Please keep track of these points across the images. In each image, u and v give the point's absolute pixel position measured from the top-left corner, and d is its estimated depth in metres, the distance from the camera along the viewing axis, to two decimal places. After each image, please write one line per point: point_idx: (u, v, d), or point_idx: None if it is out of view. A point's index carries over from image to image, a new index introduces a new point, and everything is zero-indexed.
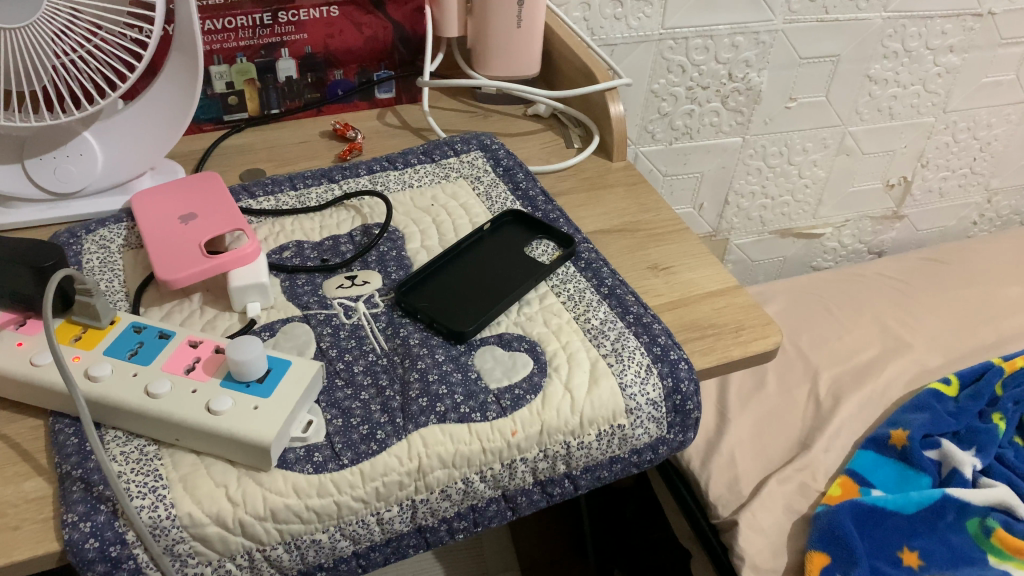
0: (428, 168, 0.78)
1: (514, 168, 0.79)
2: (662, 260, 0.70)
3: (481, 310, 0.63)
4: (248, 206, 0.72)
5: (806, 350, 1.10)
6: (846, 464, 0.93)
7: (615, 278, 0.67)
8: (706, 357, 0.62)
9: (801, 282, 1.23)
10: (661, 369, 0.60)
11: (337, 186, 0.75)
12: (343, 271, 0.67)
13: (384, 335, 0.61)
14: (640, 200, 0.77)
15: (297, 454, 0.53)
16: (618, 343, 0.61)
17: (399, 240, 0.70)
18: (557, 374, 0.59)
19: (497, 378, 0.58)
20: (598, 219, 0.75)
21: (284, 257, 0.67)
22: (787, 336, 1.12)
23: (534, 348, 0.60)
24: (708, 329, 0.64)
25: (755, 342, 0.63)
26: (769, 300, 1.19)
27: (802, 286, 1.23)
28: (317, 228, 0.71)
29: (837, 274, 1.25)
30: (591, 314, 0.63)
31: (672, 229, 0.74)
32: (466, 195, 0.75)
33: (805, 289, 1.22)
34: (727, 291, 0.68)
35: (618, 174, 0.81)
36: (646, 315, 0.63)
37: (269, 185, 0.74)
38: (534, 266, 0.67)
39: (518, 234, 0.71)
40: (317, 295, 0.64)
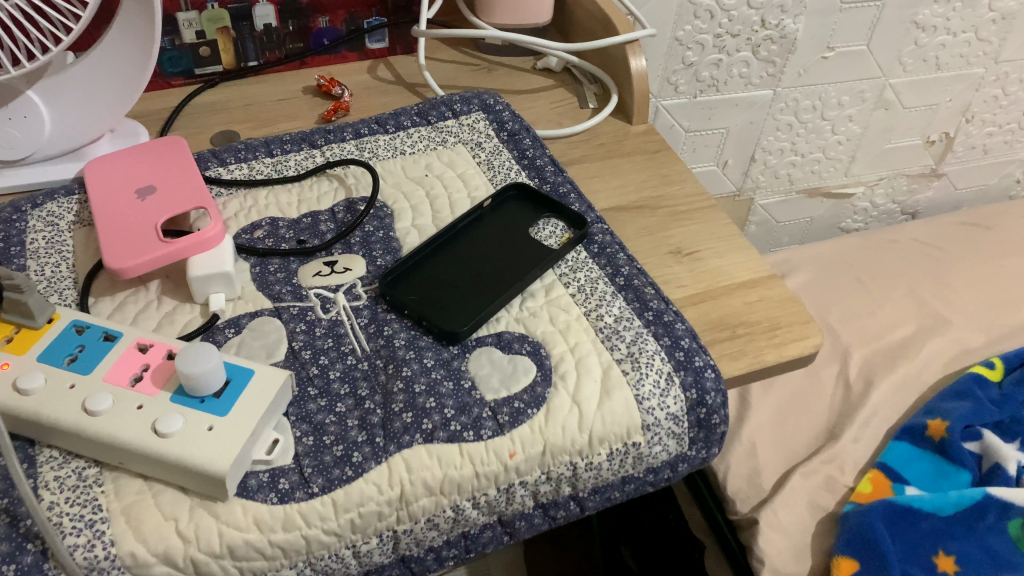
0: (423, 131, 0.69)
1: (520, 132, 0.70)
2: (685, 243, 0.62)
3: (478, 306, 0.55)
4: (217, 175, 0.64)
5: (835, 326, 1.01)
6: (878, 456, 0.85)
7: (633, 266, 0.59)
8: (734, 363, 0.54)
9: (828, 248, 1.13)
10: (683, 378, 0.52)
11: (318, 152, 0.67)
12: (322, 254, 0.59)
13: (365, 334, 0.53)
14: (661, 172, 0.68)
15: (260, 480, 0.46)
16: (635, 346, 0.53)
17: (387, 218, 0.62)
18: (564, 384, 0.51)
19: (493, 388, 0.50)
20: (614, 194, 0.66)
21: (255, 238, 0.59)
22: (815, 311, 1.04)
23: (537, 351, 0.53)
24: (737, 328, 0.56)
25: (791, 345, 0.55)
26: (796, 269, 1.10)
27: (830, 252, 1.13)
28: (295, 202, 0.63)
29: (866, 239, 1.15)
30: (604, 310, 0.55)
31: (697, 207, 0.65)
32: (465, 165, 0.66)
33: (835, 256, 1.12)
34: (759, 282, 0.59)
35: (637, 140, 0.72)
36: (668, 313, 0.55)
37: (243, 151, 0.66)
38: (539, 251, 0.59)
39: (522, 212, 0.62)
40: (292, 284, 0.56)
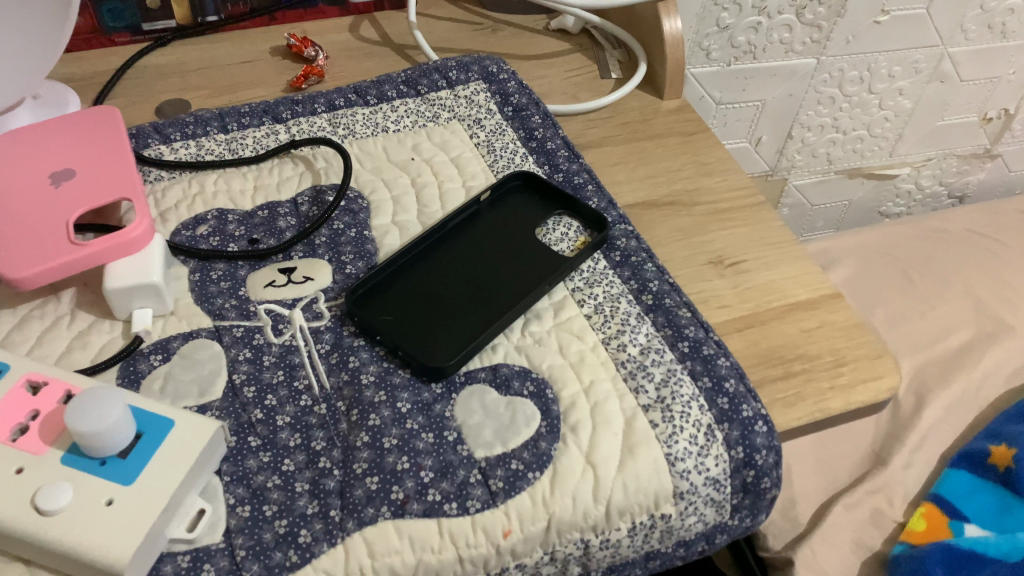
0: (410, 104, 0.57)
1: (528, 108, 0.58)
2: (727, 251, 0.50)
3: (470, 331, 0.43)
4: (158, 156, 0.53)
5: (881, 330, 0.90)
6: (932, 487, 0.74)
7: (664, 280, 0.47)
8: (790, 409, 0.43)
9: (872, 236, 1.02)
10: (728, 433, 0.41)
11: (282, 128, 0.55)
12: (278, 258, 0.47)
13: (326, 365, 0.42)
14: (697, 160, 0.57)
15: (177, 567, 0.35)
16: (666, 389, 0.41)
17: (362, 213, 0.50)
18: (575, 439, 0.40)
19: (485, 442, 0.39)
20: (640, 186, 0.55)
21: (198, 236, 0.48)
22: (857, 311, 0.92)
23: (542, 393, 0.41)
24: (793, 363, 0.45)
25: (862, 386, 0.44)
26: (836, 262, 0.98)
27: (873, 242, 1.01)
28: (250, 190, 0.52)
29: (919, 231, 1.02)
30: (627, 339, 0.44)
31: (741, 204, 0.54)
32: (460, 148, 0.55)
33: (880, 248, 1.00)
34: (819, 303, 0.48)
35: (669, 119, 0.60)
36: (708, 344, 0.44)
37: (191, 125, 0.55)
38: (548, 258, 0.47)
39: (528, 207, 0.51)
40: (238, 297, 0.45)
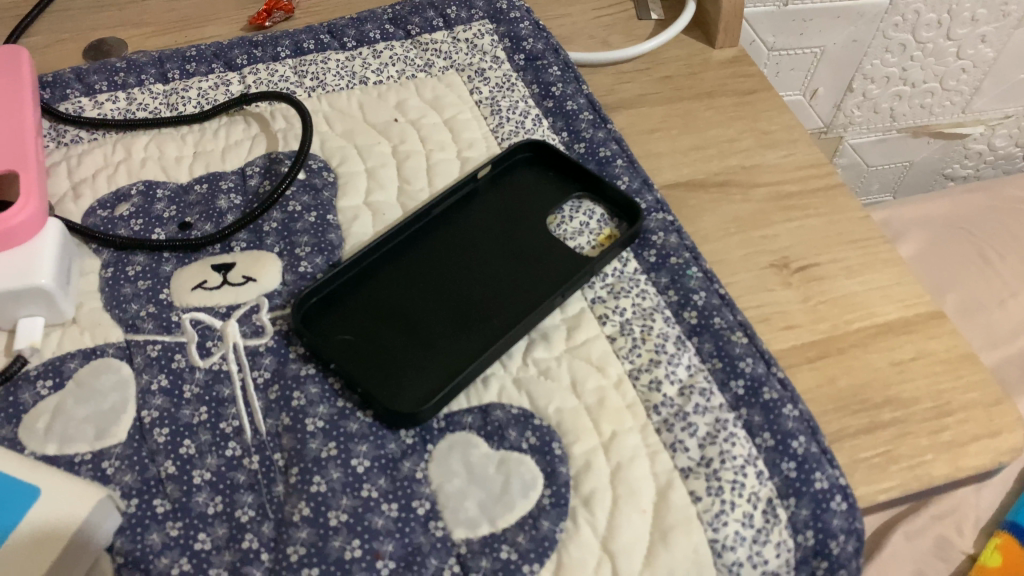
0: (396, 49, 0.46)
1: (544, 57, 0.46)
2: (793, 250, 0.39)
3: (454, 359, 0.33)
4: (77, 111, 0.42)
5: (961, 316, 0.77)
6: (1009, 511, 0.63)
7: (713, 291, 0.36)
8: (878, 477, 0.32)
9: (943, 206, 0.86)
10: (794, 511, 0.30)
11: (234, 76, 0.44)
12: (213, 250, 0.37)
13: (264, 402, 0.32)
14: (755, 127, 0.45)
15: None
16: (713, 448, 0.31)
17: (326, 190, 0.39)
18: (588, 519, 0.29)
19: (466, 518, 0.29)
20: (683, 160, 0.43)
21: (117, 218, 0.38)
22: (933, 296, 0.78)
23: (546, 449, 0.31)
24: (881, 410, 0.34)
25: (974, 446, 0.33)
26: (905, 236, 0.84)
27: (947, 215, 0.85)
28: (188, 156, 0.41)
29: (990, 197, 0.86)
30: (663, 373, 0.33)
31: (813, 187, 0.42)
32: (456, 106, 0.43)
33: (953, 219, 0.85)
34: (914, 324, 0.37)
35: (722, 73, 0.48)
36: (771, 384, 0.33)
37: (121, 71, 0.44)
38: (562, 257, 0.36)
39: (539, 186, 0.39)
40: (157, 302, 0.35)
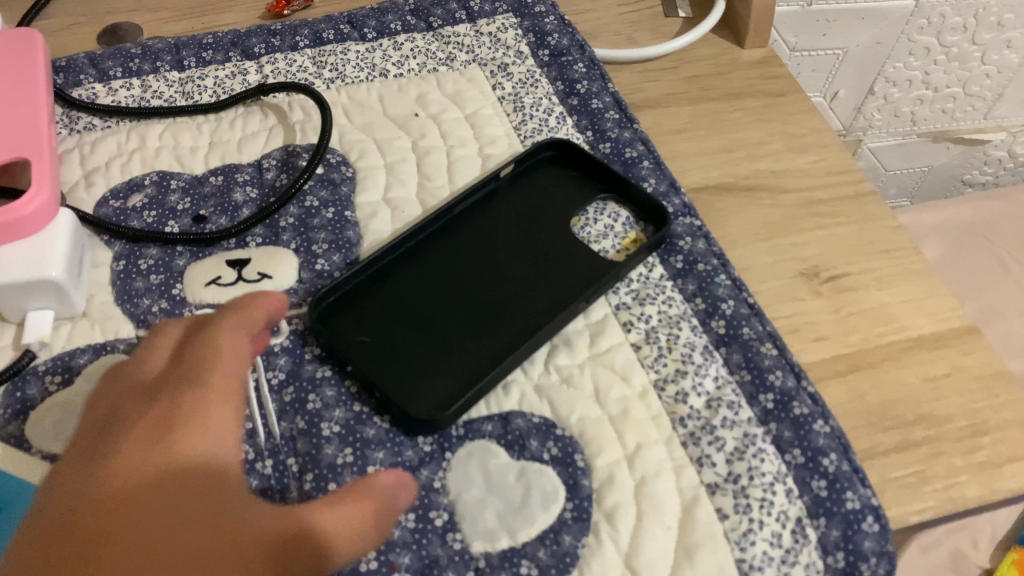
0: (418, 41, 0.45)
1: (569, 53, 0.45)
2: (822, 259, 0.38)
3: (474, 363, 0.32)
4: (90, 98, 0.41)
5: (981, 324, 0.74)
6: None
7: (741, 300, 0.35)
8: (910, 499, 0.31)
9: (987, 201, 0.81)
10: (824, 532, 0.29)
11: (251, 65, 0.43)
12: (228, 244, 0.36)
13: (278, 404, 0.31)
14: (784, 130, 0.44)
15: None
16: (741, 463, 0.30)
17: (344, 185, 0.38)
18: (611, 535, 0.28)
19: (485, 530, 0.28)
20: (710, 163, 0.42)
21: (130, 209, 0.37)
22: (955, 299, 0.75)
23: (568, 460, 0.30)
24: (913, 428, 0.33)
25: (1009, 468, 0.32)
26: (935, 233, 0.80)
27: (989, 213, 0.80)
28: (203, 146, 0.40)
29: None
30: (690, 385, 0.32)
31: (843, 193, 0.41)
32: (478, 102, 0.42)
33: (993, 218, 0.80)
34: (947, 339, 0.35)
35: (750, 73, 0.47)
36: (800, 399, 0.32)
37: (136, 57, 0.43)
38: (587, 261, 0.35)
39: (563, 186, 0.38)
40: (170, 298, 0.34)
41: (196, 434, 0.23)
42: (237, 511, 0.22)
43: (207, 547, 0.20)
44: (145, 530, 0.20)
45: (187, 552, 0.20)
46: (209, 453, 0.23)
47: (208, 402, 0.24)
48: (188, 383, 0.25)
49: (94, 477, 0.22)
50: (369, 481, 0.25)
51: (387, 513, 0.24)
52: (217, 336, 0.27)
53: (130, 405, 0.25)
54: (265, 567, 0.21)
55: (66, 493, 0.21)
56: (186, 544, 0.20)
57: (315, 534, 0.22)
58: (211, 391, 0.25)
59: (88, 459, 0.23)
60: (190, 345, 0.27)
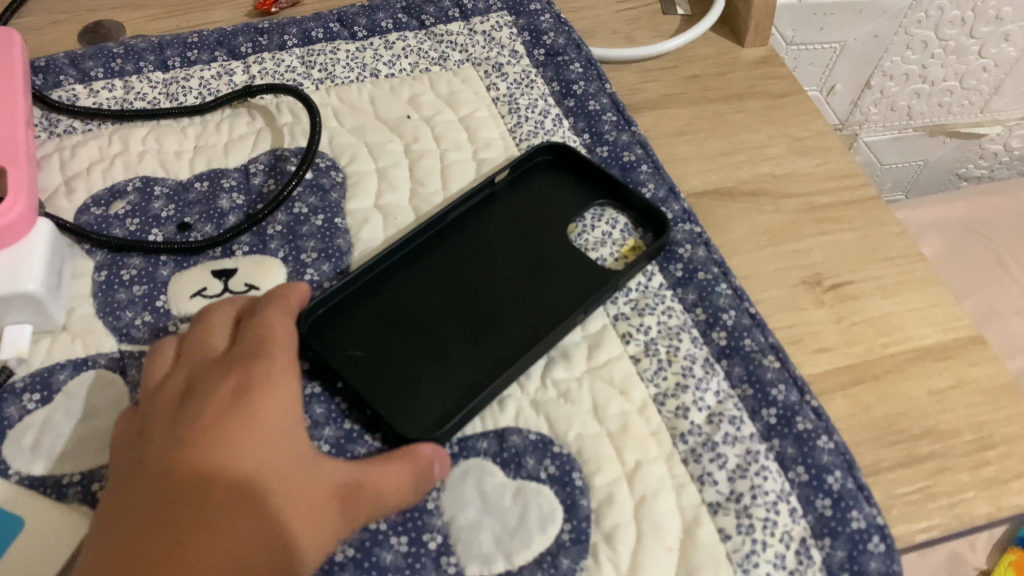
0: (410, 39, 0.43)
1: (565, 52, 0.44)
2: (826, 266, 0.37)
3: (469, 378, 0.31)
4: (71, 100, 0.40)
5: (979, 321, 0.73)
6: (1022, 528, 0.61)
7: (743, 310, 0.34)
8: (916, 517, 0.30)
9: (984, 199, 0.80)
10: (829, 552, 0.28)
11: (238, 66, 0.42)
12: (214, 253, 0.35)
13: None
14: (786, 133, 0.43)
15: None
16: (743, 481, 0.29)
17: (334, 191, 0.37)
18: (610, 557, 0.28)
19: (481, 553, 0.27)
20: (710, 166, 0.41)
21: (112, 217, 0.36)
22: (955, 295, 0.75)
23: (566, 479, 0.29)
24: (920, 442, 0.32)
25: (1017, 484, 0.31)
26: (933, 230, 0.79)
27: (983, 212, 0.80)
28: (188, 150, 0.38)
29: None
30: (690, 400, 0.31)
31: (846, 198, 0.40)
32: (472, 103, 0.41)
33: (988, 216, 0.79)
34: (953, 350, 0.35)
35: (751, 73, 0.46)
36: (804, 414, 0.31)
37: (118, 57, 0.41)
38: (585, 270, 0.34)
39: (560, 191, 0.37)
40: (154, 310, 0.33)
41: (265, 400, 0.26)
42: (302, 469, 0.26)
43: (284, 502, 0.24)
44: (235, 486, 0.24)
45: (267, 507, 0.24)
46: (277, 417, 0.26)
47: (271, 370, 0.28)
48: (252, 355, 0.28)
49: (182, 438, 0.26)
50: (413, 447, 0.27)
51: (425, 479, 0.27)
52: (270, 318, 0.30)
53: (205, 371, 0.28)
54: (329, 517, 0.25)
55: (165, 451, 0.26)
56: (260, 504, 0.24)
57: (369, 487, 0.26)
58: (272, 364, 0.28)
59: (178, 421, 0.27)
60: (246, 321, 0.30)
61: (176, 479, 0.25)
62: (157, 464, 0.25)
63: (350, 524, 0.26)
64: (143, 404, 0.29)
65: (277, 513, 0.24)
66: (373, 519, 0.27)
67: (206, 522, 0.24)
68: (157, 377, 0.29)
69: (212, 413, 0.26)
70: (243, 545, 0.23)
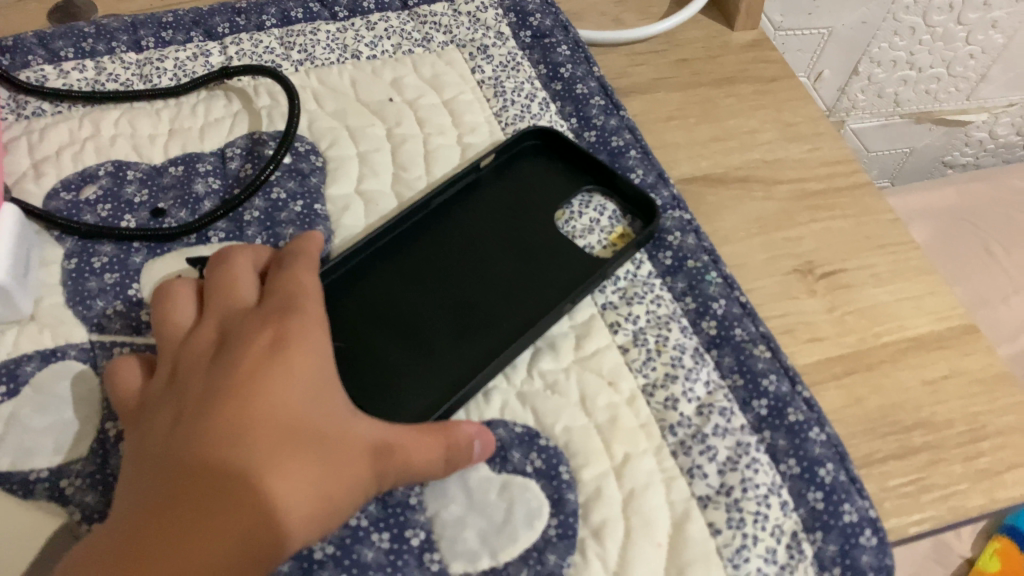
0: (392, 20, 0.42)
1: (552, 34, 0.43)
2: (818, 255, 0.37)
3: (454, 370, 0.30)
4: (39, 81, 0.38)
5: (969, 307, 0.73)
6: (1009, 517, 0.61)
7: (734, 299, 0.33)
8: (909, 509, 0.30)
9: (974, 185, 0.80)
10: (820, 546, 0.28)
11: (214, 47, 0.40)
12: (189, 240, 0.34)
13: None
14: (778, 118, 0.42)
15: None
16: (734, 474, 0.29)
17: (314, 176, 0.36)
18: (598, 554, 0.27)
19: (466, 551, 0.27)
20: (701, 152, 0.40)
21: (83, 203, 0.35)
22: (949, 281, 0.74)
23: (553, 473, 0.28)
24: (913, 434, 0.31)
25: (1010, 476, 0.31)
26: (925, 216, 0.79)
27: (975, 198, 0.79)
28: (162, 133, 0.37)
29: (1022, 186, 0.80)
30: (680, 391, 0.31)
31: (838, 185, 0.39)
32: (456, 86, 0.40)
33: (979, 203, 0.79)
34: (947, 339, 0.34)
35: (743, 57, 0.45)
36: (795, 405, 0.30)
37: (89, 37, 0.40)
38: (574, 258, 0.33)
39: (548, 177, 0.36)
40: (126, 299, 0.32)
41: (302, 351, 0.24)
42: (341, 427, 0.24)
43: (325, 456, 0.23)
44: (272, 436, 0.22)
45: (305, 461, 0.22)
46: (317, 371, 0.24)
47: (305, 322, 0.26)
48: (284, 305, 0.26)
49: (216, 387, 0.24)
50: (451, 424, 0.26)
51: (463, 455, 0.26)
52: (298, 273, 0.28)
53: (233, 320, 0.26)
54: (364, 477, 0.23)
55: (198, 401, 0.24)
56: (298, 459, 0.22)
57: (406, 457, 0.24)
58: (307, 316, 0.26)
59: (208, 371, 0.24)
60: (272, 275, 0.28)
61: (207, 430, 0.22)
62: (187, 416, 0.23)
63: (381, 485, 0.24)
64: (168, 354, 0.27)
65: (315, 469, 0.22)
66: (405, 480, 0.25)
67: (240, 477, 0.21)
68: (181, 328, 0.27)
69: (246, 362, 0.24)
70: (280, 505, 0.21)
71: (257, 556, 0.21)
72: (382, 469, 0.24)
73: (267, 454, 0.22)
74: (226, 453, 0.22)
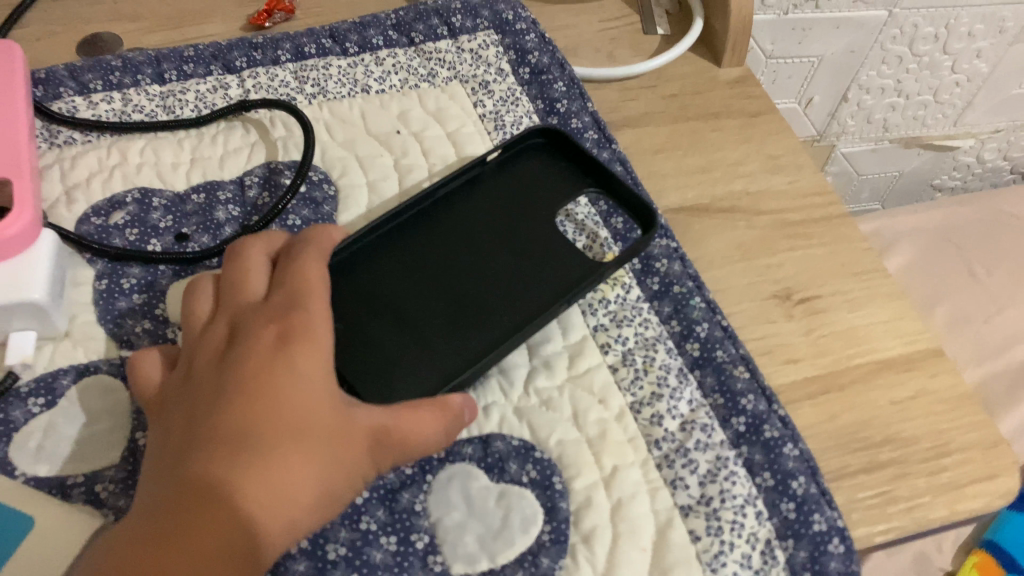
0: (399, 56, 0.45)
1: (549, 71, 0.45)
2: (796, 281, 0.39)
3: (449, 362, 0.32)
4: (70, 112, 0.41)
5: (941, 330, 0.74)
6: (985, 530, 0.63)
7: (716, 323, 0.36)
8: (877, 519, 0.32)
9: (946, 212, 0.83)
10: (791, 553, 0.30)
11: (233, 80, 0.43)
12: (212, 263, 0.36)
13: None
14: (762, 151, 0.45)
15: None
16: (713, 485, 0.31)
17: (326, 204, 0.39)
18: (588, 557, 0.29)
19: (465, 553, 0.29)
20: (688, 182, 0.43)
21: (111, 227, 0.37)
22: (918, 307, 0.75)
23: (547, 483, 0.31)
24: (881, 449, 0.34)
25: (972, 488, 0.33)
26: (896, 242, 0.80)
27: (943, 223, 0.82)
28: (184, 162, 0.40)
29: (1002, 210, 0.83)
30: (664, 408, 0.33)
31: (816, 215, 0.42)
32: (459, 120, 0.43)
33: (945, 229, 0.81)
34: (914, 361, 0.37)
35: (729, 93, 0.48)
36: (771, 423, 0.33)
37: (115, 70, 0.42)
38: (567, 258, 0.35)
39: (548, 179, 0.38)
40: (154, 318, 0.34)
41: (306, 349, 0.27)
42: (339, 416, 0.26)
43: (325, 444, 0.25)
44: (277, 429, 0.25)
45: (307, 453, 0.25)
46: (320, 365, 0.27)
47: (309, 319, 0.28)
48: (290, 304, 0.28)
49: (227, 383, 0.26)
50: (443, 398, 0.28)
51: (456, 426, 0.28)
52: (303, 267, 0.30)
53: (245, 316, 0.29)
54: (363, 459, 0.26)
55: (211, 396, 0.26)
56: (299, 448, 0.25)
57: (403, 436, 0.27)
58: (310, 313, 0.28)
59: (221, 368, 0.27)
60: (281, 268, 0.30)
61: (218, 425, 0.25)
62: (201, 410, 0.26)
63: (381, 462, 0.27)
64: (186, 349, 0.29)
65: (315, 457, 0.25)
66: (404, 458, 0.27)
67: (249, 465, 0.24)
68: (201, 319, 0.30)
69: (254, 360, 0.26)
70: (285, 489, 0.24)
71: (265, 537, 0.24)
72: (381, 450, 0.26)
73: (272, 445, 0.24)
74: (237, 445, 0.24)
